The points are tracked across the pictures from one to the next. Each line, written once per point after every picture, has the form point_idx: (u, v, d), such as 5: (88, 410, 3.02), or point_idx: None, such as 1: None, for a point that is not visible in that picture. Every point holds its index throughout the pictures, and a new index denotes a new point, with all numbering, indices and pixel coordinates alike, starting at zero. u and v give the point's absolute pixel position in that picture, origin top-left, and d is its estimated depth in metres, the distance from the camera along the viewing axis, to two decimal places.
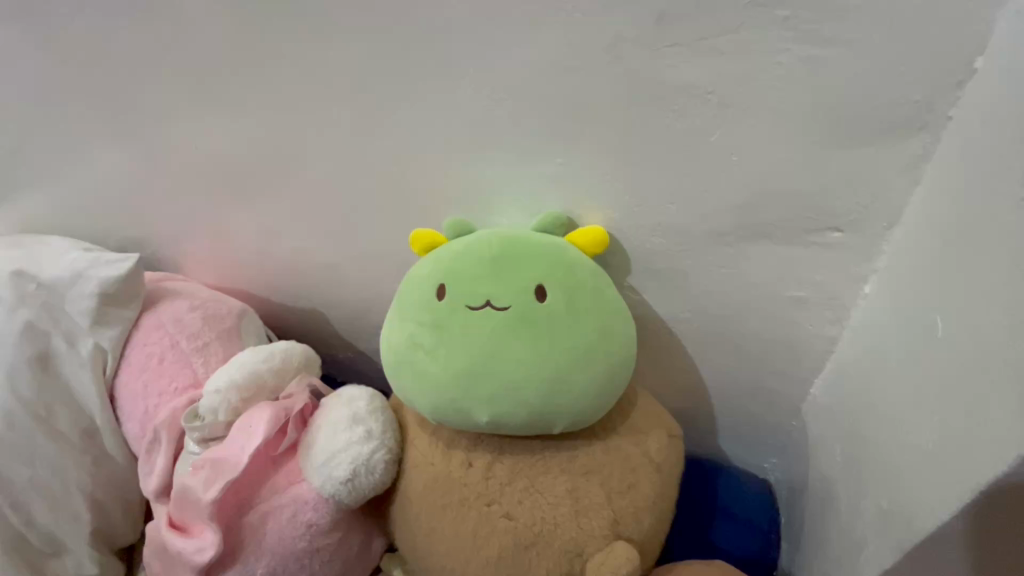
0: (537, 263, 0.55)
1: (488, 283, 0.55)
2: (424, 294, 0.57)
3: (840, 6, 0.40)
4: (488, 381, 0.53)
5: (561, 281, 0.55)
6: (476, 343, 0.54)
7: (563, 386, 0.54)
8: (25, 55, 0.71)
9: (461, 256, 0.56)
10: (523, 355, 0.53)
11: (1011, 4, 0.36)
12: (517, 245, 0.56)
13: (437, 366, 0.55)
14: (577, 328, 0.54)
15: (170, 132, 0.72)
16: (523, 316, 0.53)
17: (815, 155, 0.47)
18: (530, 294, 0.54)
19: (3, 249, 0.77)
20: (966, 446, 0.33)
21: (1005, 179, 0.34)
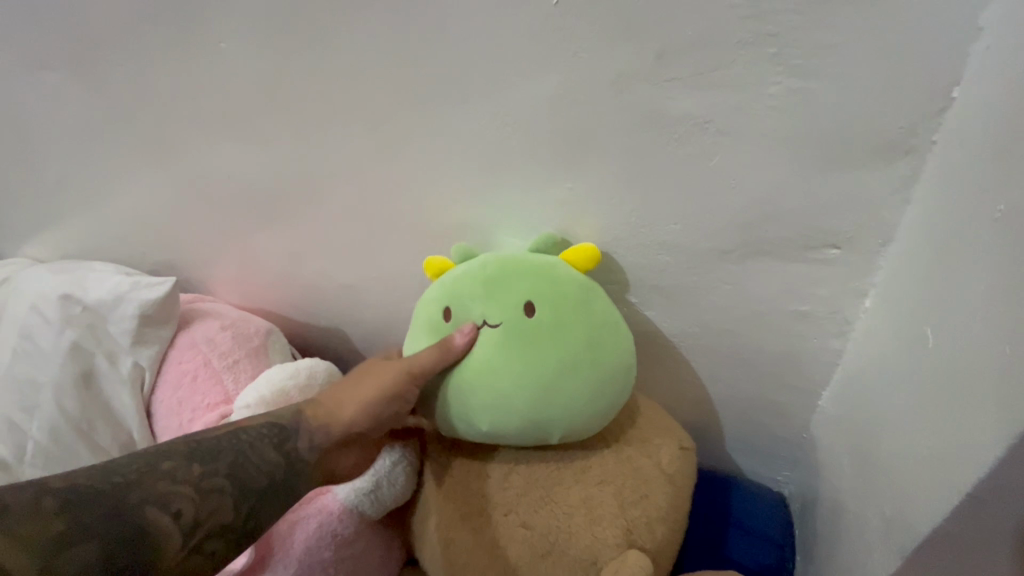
0: (525, 281, 0.58)
1: (481, 303, 0.58)
2: (425, 320, 0.62)
3: (825, 43, 0.43)
4: (484, 394, 0.57)
5: (549, 296, 0.57)
6: (470, 360, 0.57)
7: (555, 394, 0.56)
8: (73, 97, 0.77)
9: (459, 278, 0.60)
10: (513, 369, 0.56)
11: (984, 41, 0.39)
12: (508, 265, 0.59)
13: (437, 383, 0.59)
14: (565, 341, 0.57)
15: (204, 164, 0.77)
16: (513, 331, 0.57)
17: (810, 177, 0.49)
18: (520, 310, 0.57)
19: (53, 273, 0.82)
20: (955, 451, 0.35)
21: (983, 200, 0.36)
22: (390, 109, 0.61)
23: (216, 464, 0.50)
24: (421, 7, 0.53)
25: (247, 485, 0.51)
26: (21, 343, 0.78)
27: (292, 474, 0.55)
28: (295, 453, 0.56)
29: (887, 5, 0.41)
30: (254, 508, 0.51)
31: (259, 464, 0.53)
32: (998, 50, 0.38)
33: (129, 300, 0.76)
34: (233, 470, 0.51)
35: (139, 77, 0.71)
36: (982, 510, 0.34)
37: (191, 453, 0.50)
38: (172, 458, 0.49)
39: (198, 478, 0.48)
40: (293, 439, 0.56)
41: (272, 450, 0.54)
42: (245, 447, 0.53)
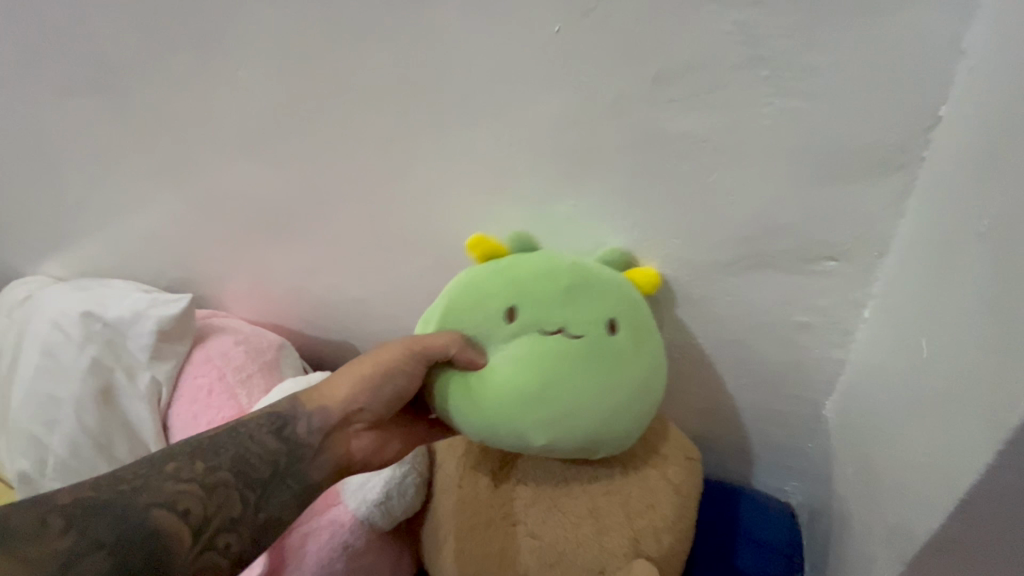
0: (611, 298, 0.57)
1: (564, 309, 0.56)
2: (492, 312, 0.57)
3: (815, 65, 0.45)
4: (552, 403, 0.54)
5: (628, 317, 0.57)
6: (545, 365, 0.54)
7: (619, 413, 0.56)
8: (95, 122, 0.80)
9: (536, 278, 0.58)
10: (589, 384, 0.54)
11: (967, 62, 0.41)
12: (591, 277, 0.58)
13: (503, 382, 0.55)
14: (638, 364, 0.57)
15: (219, 184, 0.80)
16: (593, 345, 0.55)
17: (806, 192, 0.51)
18: (604, 327, 0.56)
19: (75, 291, 0.85)
20: (950, 458, 0.36)
21: (969, 214, 0.38)
22: (398, 131, 0.64)
23: (218, 459, 0.50)
24: (428, 34, 0.56)
25: (253, 475, 0.51)
26: (44, 360, 0.80)
27: (297, 460, 0.54)
28: (297, 438, 0.55)
29: (873, 29, 0.43)
30: (263, 496, 0.51)
31: (262, 453, 0.52)
32: (980, 71, 0.39)
33: (145, 317, 0.78)
34: (236, 463, 0.50)
35: (157, 102, 0.74)
36: (977, 517, 0.35)
37: (191, 450, 0.50)
38: (174, 459, 0.48)
39: (202, 474, 0.48)
40: (293, 423, 0.55)
41: (273, 438, 0.54)
42: (245, 439, 0.52)
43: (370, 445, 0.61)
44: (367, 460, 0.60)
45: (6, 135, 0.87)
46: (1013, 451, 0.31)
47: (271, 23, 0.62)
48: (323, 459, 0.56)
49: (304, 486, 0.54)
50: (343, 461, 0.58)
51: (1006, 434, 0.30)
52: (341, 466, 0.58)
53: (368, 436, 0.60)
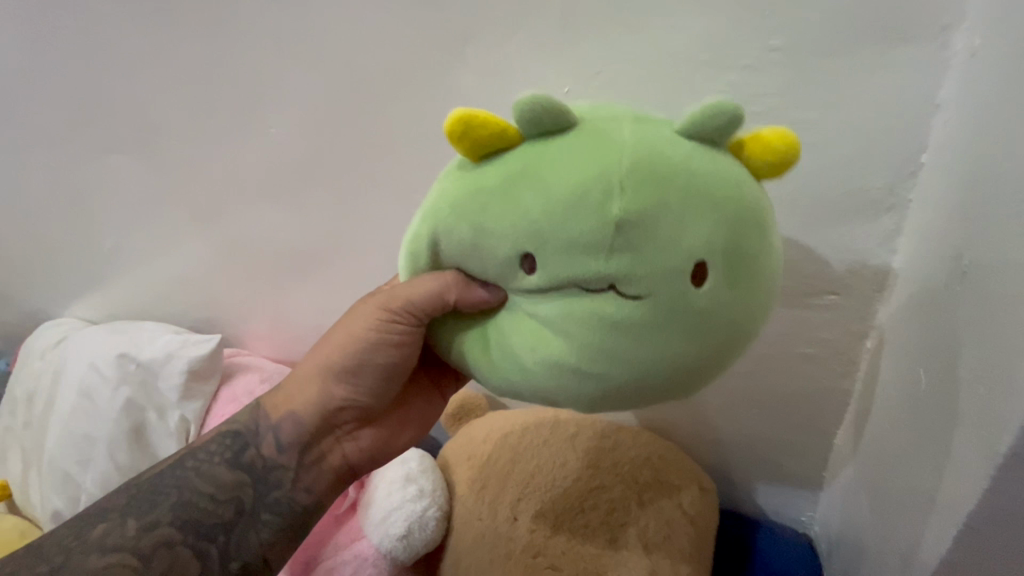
0: (701, 222, 0.34)
1: (618, 256, 0.34)
2: (502, 256, 0.37)
3: (802, 120, 0.49)
4: (599, 389, 0.36)
5: (728, 248, 0.35)
6: (587, 338, 0.35)
7: (699, 381, 0.38)
8: (134, 176, 0.86)
9: (569, 194, 0.34)
10: (657, 362, 0.35)
11: (943, 116, 0.45)
12: (669, 191, 0.34)
13: (524, 352, 0.38)
14: (735, 323, 0.36)
15: (244, 230, 0.84)
16: (667, 309, 0.34)
17: (804, 232, 0.54)
18: (688, 277, 0.34)
19: (111, 334, 0.89)
20: (950, 484, 0.38)
21: (952, 253, 0.40)
22: (418, 180, 0.68)
23: (155, 514, 0.52)
24: (446, 95, 0.61)
25: (203, 524, 0.53)
26: (83, 401, 0.85)
27: (269, 488, 0.55)
28: (262, 461, 0.55)
29: (855, 88, 0.47)
30: (226, 544, 0.53)
31: (214, 495, 0.54)
32: (954, 124, 0.43)
33: (178, 357, 0.82)
34: (177, 516, 0.52)
35: (193, 158, 0.80)
36: (981, 542, 0.36)
37: (127, 509, 0.52)
38: (107, 521, 0.52)
39: (137, 535, 0.51)
40: (253, 446, 0.55)
41: (227, 470, 0.54)
42: (191, 479, 0.54)
43: (371, 445, 0.57)
44: (366, 462, 0.58)
45: (55, 190, 0.94)
46: (1005, 475, 0.32)
47: (307, 88, 0.68)
48: (313, 472, 0.56)
49: (285, 512, 0.55)
50: (340, 468, 0.57)
51: (997, 459, 0.32)
52: (339, 473, 0.57)
53: (365, 436, 0.57)
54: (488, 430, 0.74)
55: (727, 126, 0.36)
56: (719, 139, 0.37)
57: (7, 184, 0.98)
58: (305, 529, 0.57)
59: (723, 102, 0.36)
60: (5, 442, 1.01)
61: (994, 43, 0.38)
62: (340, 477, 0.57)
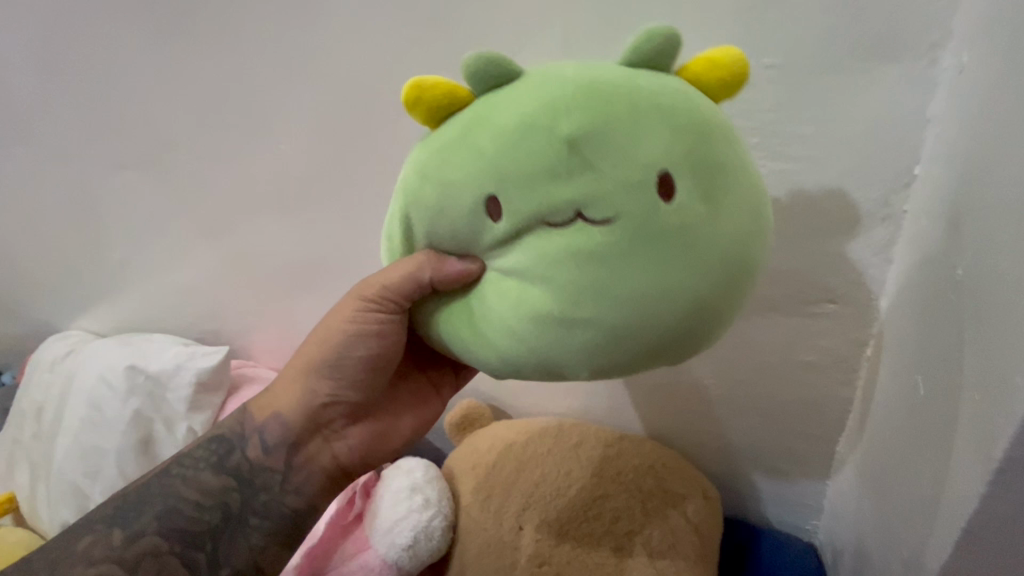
0: (653, 136, 0.36)
1: (578, 179, 0.35)
2: (468, 207, 0.38)
3: (797, 135, 0.51)
4: (592, 331, 0.35)
5: (688, 158, 0.36)
6: (564, 276, 0.35)
7: (703, 316, 0.36)
8: (144, 191, 0.87)
9: (523, 133, 0.36)
10: (645, 287, 0.35)
11: (933, 130, 0.46)
12: (614, 112, 0.36)
13: (509, 314, 0.38)
14: (720, 236, 0.36)
15: (251, 243, 0.85)
16: (637, 225, 0.35)
17: (802, 242, 0.55)
18: (652, 189, 0.35)
19: (120, 346, 0.91)
20: (950, 490, 0.38)
21: (946, 262, 0.41)
22: None
23: (141, 523, 0.52)
24: None
25: (190, 532, 0.53)
26: (93, 412, 0.86)
27: (257, 492, 0.56)
28: (248, 464, 0.56)
29: (848, 102, 0.48)
30: (215, 549, 0.53)
31: (200, 502, 0.54)
32: (944, 137, 0.44)
33: (186, 369, 0.83)
34: (164, 525, 0.52)
35: (202, 172, 0.81)
36: (982, 548, 0.36)
37: (113, 519, 0.53)
38: (92, 532, 0.52)
39: (123, 546, 0.51)
40: (240, 450, 0.56)
41: (213, 474, 0.55)
42: (177, 487, 0.54)
43: (361, 442, 0.58)
44: (358, 461, 0.58)
45: (65, 205, 0.96)
46: (1003, 480, 0.32)
47: (314, 104, 0.69)
48: (303, 472, 0.56)
49: (274, 515, 0.56)
50: (331, 467, 0.57)
51: (994, 464, 0.32)
52: (330, 474, 0.58)
53: (353, 434, 0.57)
54: (493, 440, 0.75)
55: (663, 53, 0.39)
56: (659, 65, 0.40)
57: (18, 199, 1.00)
58: (295, 533, 0.57)
59: (651, 32, 0.39)
60: (13, 454, 1.02)
61: (980, 60, 0.39)
62: (331, 478, 0.58)
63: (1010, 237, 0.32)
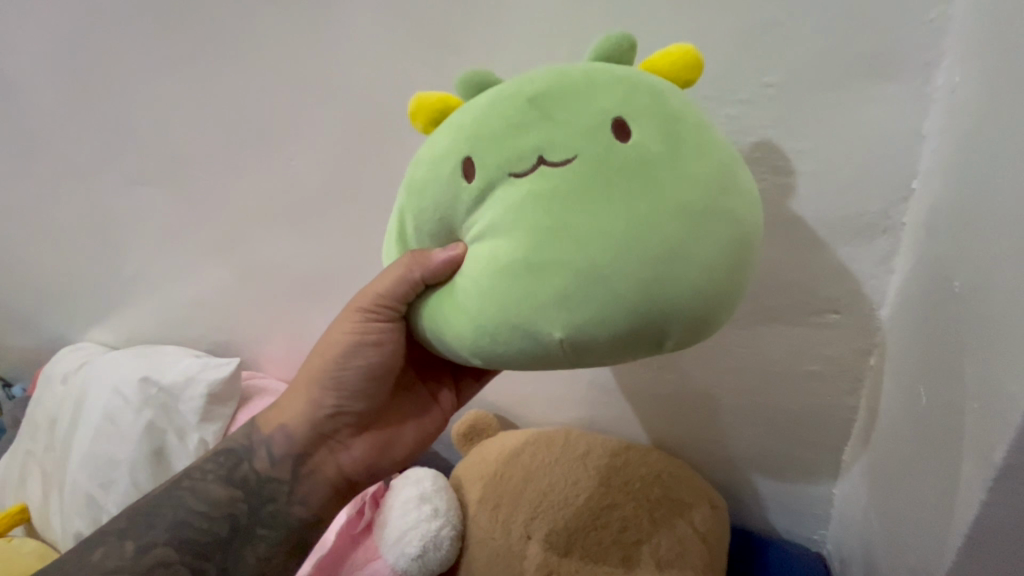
0: (607, 92, 0.38)
1: (538, 129, 0.38)
2: (444, 176, 0.40)
3: (796, 151, 0.52)
4: (555, 271, 0.35)
5: (644, 112, 0.38)
6: (529, 219, 0.36)
7: (678, 255, 0.35)
8: (158, 207, 0.89)
9: (492, 107, 0.40)
10: (605, 222, 0.35)
11: (928, 145, 0.48)
12: (571, 78, 0.39)
13: (479, 274, 0.39)
14: (683, 176, 0.36)
15: (262, 256, 0.86)
16: (595, 161, 0.36)
17: (803, 254, 0.57)
18: (607, 133, 0.37)
19: (133, 358, 0.92)
20: (954, 497, 0.39)
21: (944, 273, 0.42)
22: None
23: (152, 535, 0.53)
24: None
25: (199, 542, 0.54)
26: (106, 424, 0.87)
27: (264, 502, 0.57)
28: (255, 476, 0.57)
29: (846, 119, 0.50)
30: (224, 559, 0.54)
31: (209, 513, 0.55)
32: (939, 152, 0.46)
33: (198, 381, 0.84)
34: (174, 536, 0.53)
35: (215, 188, 0.83)
36: (986, 555, 0.37)
37: (124, 531, 0.53)
38: (104, 544, 0.52)
39: (135, 557, 0.51)
40: (247, 462, 0.57)
41: (221, 485, 0.56)
42: (187, 498, 0.55)
43: (365, 453, 0.59)
44: (362, 471, 0.59)
45: (80, 220, 0.98)
46: (1002, 486, 0.33)
47: (324, 122, 0.71)
48: (308, 484, 0.57)
49: (281, 526, 0.56)
50: (336, 479, 0.59)
51: (994, 471, 0.33)
52: (335, 485, 0.59)
53: (357, 445, 0.59)
54: (500, 449, 0.76)
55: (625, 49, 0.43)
56: (623, 59, 0.43)
57: (34, 215, 1.02)
58: (302, 543, 0.58)
59: (613, 35, 0.43)
60: (26, 466, 1.03)
61: (973, 79, 0.40)
62: (336, 490, 0.59)
63: (1005, 250, 0.33)
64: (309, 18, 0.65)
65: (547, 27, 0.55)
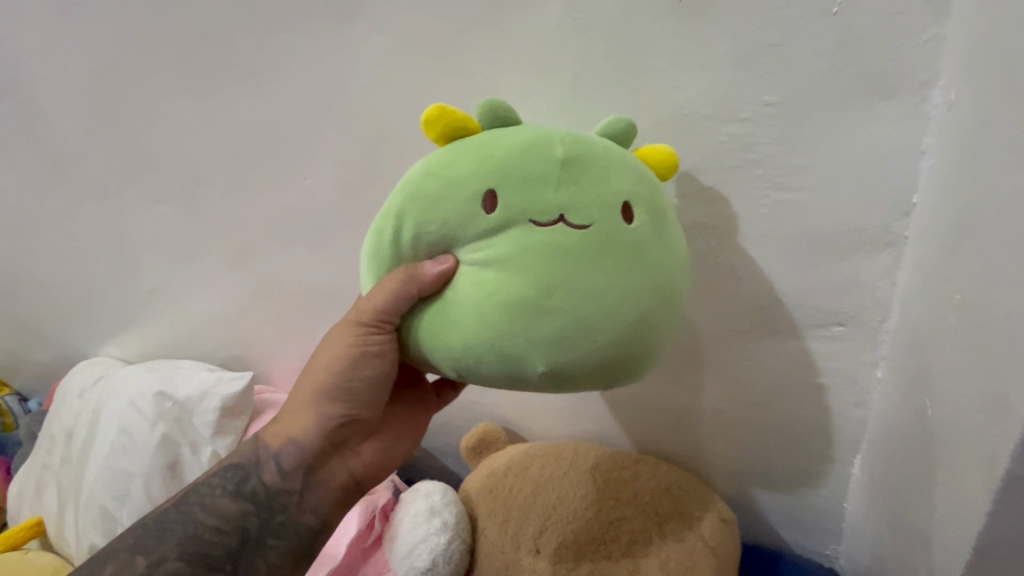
0: (621, 176, 0.45)
1: (564, 189, 0.43)
2: (464, 201, 0.44)
3: (798, 166, 0.53)
4: (556, 320, 0.41)
5: (644, 201, 0.45)
6: (541, 266, 0.42)
7: (646, 327, 0.44)
8: (175, 224, 0.91)
9: (522, 152, 0.44)
10: (604, 289, 0.42)
11: (928, 161, 0.49)
12: (594, 152, 0.45)
13: (483, 299, 0.43)
14: (661, 264, 0.45)
15: (275, 272, 0.88)
16: (606, 234, 0.42)
17: (807, 267, 0.57)
18: (617, 212, 0.43)
19: (149, 372, 0.94)
20: (960, 508, 0.39)
21: (946, 286, 0.43)
22: None
23: (163, 549, 0.53)
24: None
25: (210, 555, 0.54)
26: (121, 437, 0.89)
27: (274, 513, 0.57)
28: (265, 489, 0.57)
29: (847, 136, 0.51)
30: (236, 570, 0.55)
31: (219, 526, 0.55)
32: (938, 168, 0.47)
33: (212, 395, 0.86)
34: (185, 550, 0.54)
35: (230, 206, 0.85)
36: (994, 565, 0.37)
37: (135, 546, 0.53)
38: (115, 560, 0.53)
39: (146, 572, 0.52)
40: (255, 476, 0.58)
41: (229, 499, 0.57)
42: (195, 513, 0.56)
43: (374, 457, 0.61)
44: (371, 474, 0.61)
45: (99, 238, 1.00)
46: (1006, 498, 0.33)
47: (337, 141, 0.72)
48: (319, 491, 0.58)
49: (291, 534, 0.57)
50: (347, 484, 0.60)
51: (996, 482, 0.34)
52: (345, 490, 0.60)
53: (367, 449, 0.61)
54: (509, 462, 0.76)
55: (622, 134, 0.50)
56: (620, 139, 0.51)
57: (54, 233, 1.04)
58: (312, 549, 0.59)
59: (615, 121, 0.51)
60: (41, 479, 1.05)
61: (969, 96, 0.41)
62: (345, 493, 0.60)
63: (1003, 265, 0.34)
64: (323, 41, 0.66)
65: (554, 49, 0.57)
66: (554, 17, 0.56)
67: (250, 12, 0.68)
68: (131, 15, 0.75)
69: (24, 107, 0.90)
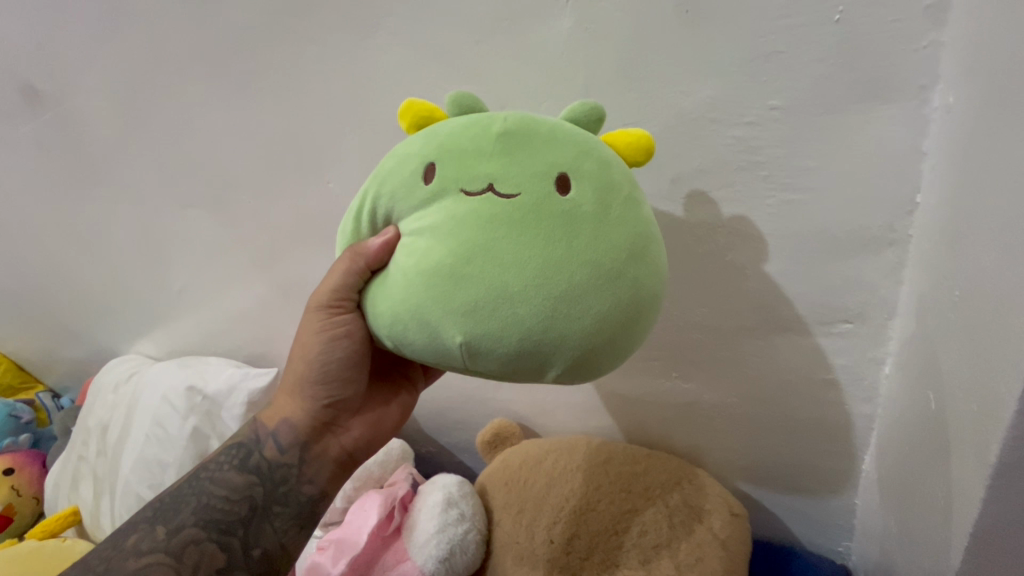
0: (563, 150, 0.45)
1: (494, 161, 0.44)
2: (407, 173, 0.46)
3: (803, 167, 0.55)
4: (469, 288, 0.42)
5: (589, 176, 0.45)
6: (464, 233, 0.42)
7: (571, 307, 0.41)
8: (205, 227, 0.95)
9: (463, 130, 0.46)
10: (521, 258, 0.41)
11: (930, 162, 0.50)
12: (535, 128, 0.46)
13: (410, 265, 0.44)
14: (601, 237, 0.43)
15: (300, 272, 0.92)
16: (532, 202, 0.42)
17: (813, 265, 0.59)
18: (551, 182, 0.43)
19: (180, 368, 0.99)
20: (959, 495, 0.40)
21: (946, 282, 0.44)
22: None
23: (181, 518, 0.57)
24: None
25: (223, 521, 0.57)
26: (156, 429, 0.94)
27: (277, 484, 0.60)
28: (267, 464, 0.60)
29: (850, 139, 0.52)
30: (246, 535, 0.58)
31: (229, 496, 0.59)
32: (939, 168, 0.48)
33: (240, 389, 0.90)
34: (200, 517, 0.57)
35: (257, 208, 0.88)
36: (994, 552, 0.38)
37: (155, 517, 0.57)
38: (137, 532, 0.56)
39: (166, 538, 0.55)
40: (257, 452, 0.61)
41: (236, 473, 0.60)
42: (206, 486, 0.59)
43: (362, 433, 0.64)
44: (364, 448, 0.64)
45: (134, 240, 1.05)
46: (999, 484, 0.35)
47: (360, 147, 0.75)
48: (315, 465, 0.61)
49: (293, 502, 0.60)
50: (340, 458, 0.63)
51: (989, 468, 0.35)
52: (339, 463, 0.63)
53: (356, 425, 0.64)
54: (523, 456, 0.78)
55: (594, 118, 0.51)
56: (590, 126, 0.52)
57: (90, 236, 1.09)
58: (315, 518, 0.62)
59: (585, 106, 0.51)
60: (78, 470, 1.10)
61: (966, 100, 0.43)
62: (340, 466, 0.63)
63: (996, 263, 0.36)
64: (347, 53, 0.69)
65: (566, 58, 0.59)
66: (566, 27, 0.58)
67: (278, 26, 0.72)
68: (165, 28, 0.79)
69: (65, 117, 0.95)
